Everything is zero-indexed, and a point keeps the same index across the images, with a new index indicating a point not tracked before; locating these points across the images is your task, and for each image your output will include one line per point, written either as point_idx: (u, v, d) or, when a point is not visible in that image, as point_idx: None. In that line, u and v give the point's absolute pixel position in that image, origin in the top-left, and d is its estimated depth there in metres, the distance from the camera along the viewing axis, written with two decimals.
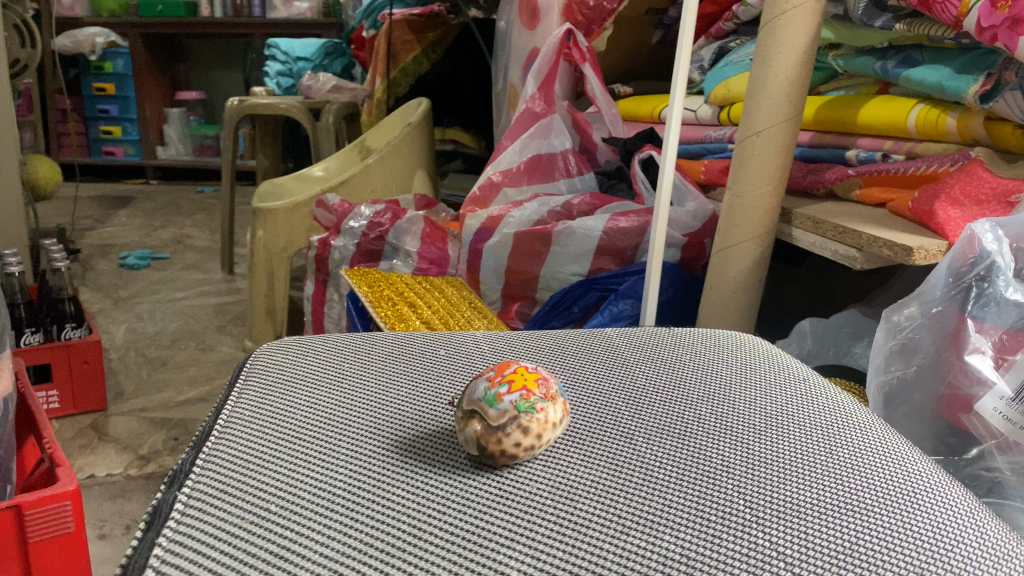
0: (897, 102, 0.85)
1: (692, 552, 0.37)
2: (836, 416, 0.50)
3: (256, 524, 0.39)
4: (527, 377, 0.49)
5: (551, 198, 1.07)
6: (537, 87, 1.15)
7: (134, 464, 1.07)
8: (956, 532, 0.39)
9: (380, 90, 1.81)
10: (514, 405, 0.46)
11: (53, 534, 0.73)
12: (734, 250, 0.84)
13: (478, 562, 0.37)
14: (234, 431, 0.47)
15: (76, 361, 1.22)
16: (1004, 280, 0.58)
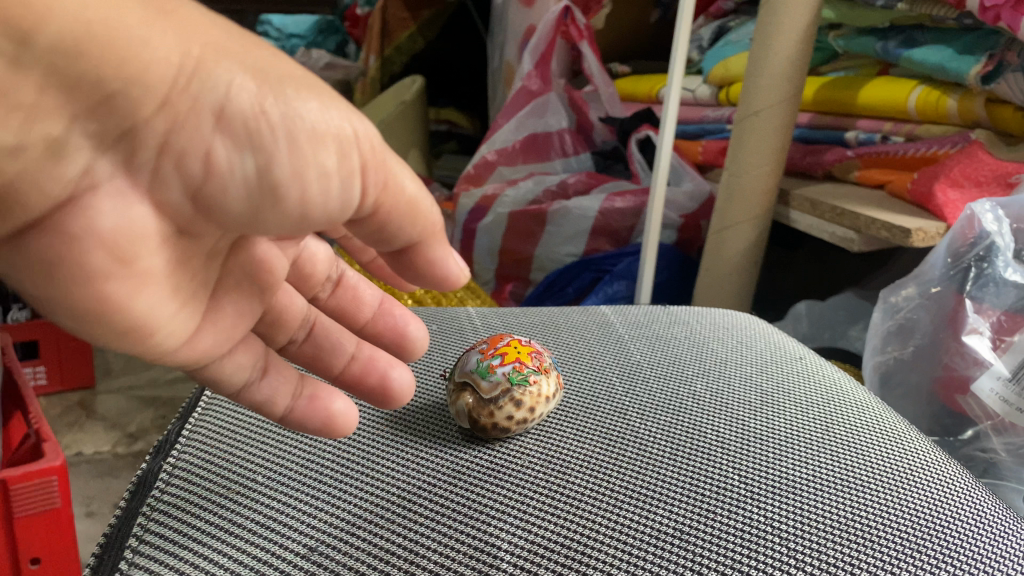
0: (898, 83, 0.84)
1: (685, 527, 0.37)
2: (833, 393, 0.50)
3: (241, 495, 0.38)
4: (521, 351, 0.48)
5: (546, 177, 1.06)
6: (533, 64, 1.12)
7: (123, 442, 1.04)
8: (954, 510, 0.39)
9: (372, 68, 1.80)
10: (510, 376, 0.46)
11: (38, 511, 0.63)
12: (731, 231, 0.84)
13: (468, 534, 0.36)
14: (220, 403, 0.47)
15: (63, 338, 1.15)
16: (1004, 261, 0.56)
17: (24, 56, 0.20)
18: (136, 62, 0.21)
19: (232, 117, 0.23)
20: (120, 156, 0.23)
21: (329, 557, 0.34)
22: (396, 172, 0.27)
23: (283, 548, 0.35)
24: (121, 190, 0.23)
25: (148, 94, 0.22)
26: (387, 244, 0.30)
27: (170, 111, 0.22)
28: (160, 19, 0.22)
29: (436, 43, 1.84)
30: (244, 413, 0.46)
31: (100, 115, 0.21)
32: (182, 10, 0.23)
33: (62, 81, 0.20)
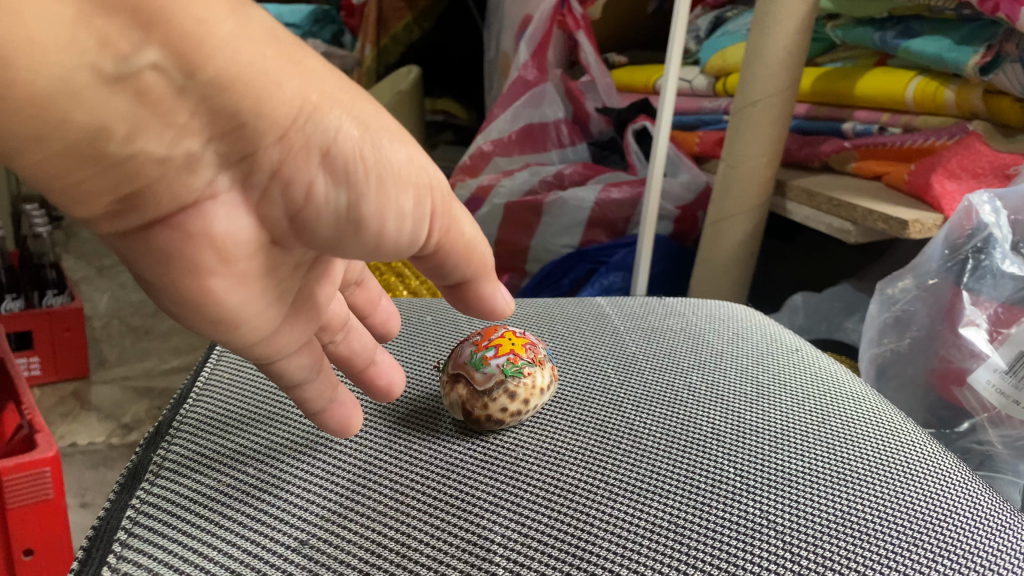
0: (896, 74, 0.83)
1: (680, 520, 0.37)
2: (829, 386, 0.50)
3: (232, 487, 0.38)
4: (515, 342, 0.48)
5: (542, 168, 1.06)
6: (530, 54, 1.12)
7: (117, 433, 1.04)
8: (951, 503, 0.38)
9: (368, 57, 1.81)
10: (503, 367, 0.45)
11: (30, 502, 0.62)
12: (729, 222, 0.84)
13: (461, 527, 0.36)
14: (212, 394, 0.47)
15: (57, 329, 1.14)
16: (1001, 252, 0.56)
17: (186, 85, 0.23)
18: (271, 104, 0.24)
19: (338, 154, 0.26)
20: (239, 174, 0.26)
21: (320, 550, 0.34)
22: (459, 220, 0.31)
23: (274, 541, 0.35)
24: (235, 203, 0.27)
25: (274, 130, 0.25)
26: (444, 277, 0.33)
27: (287, 143, 0.25)
28: (292, 67, 0.25)
29: (431, 32, 1.83)
30: (236, 405, 0.46)
31: (231, 141, 0.25)
32: (308, 60, 0.26)
33: (209, 111, 0.24)
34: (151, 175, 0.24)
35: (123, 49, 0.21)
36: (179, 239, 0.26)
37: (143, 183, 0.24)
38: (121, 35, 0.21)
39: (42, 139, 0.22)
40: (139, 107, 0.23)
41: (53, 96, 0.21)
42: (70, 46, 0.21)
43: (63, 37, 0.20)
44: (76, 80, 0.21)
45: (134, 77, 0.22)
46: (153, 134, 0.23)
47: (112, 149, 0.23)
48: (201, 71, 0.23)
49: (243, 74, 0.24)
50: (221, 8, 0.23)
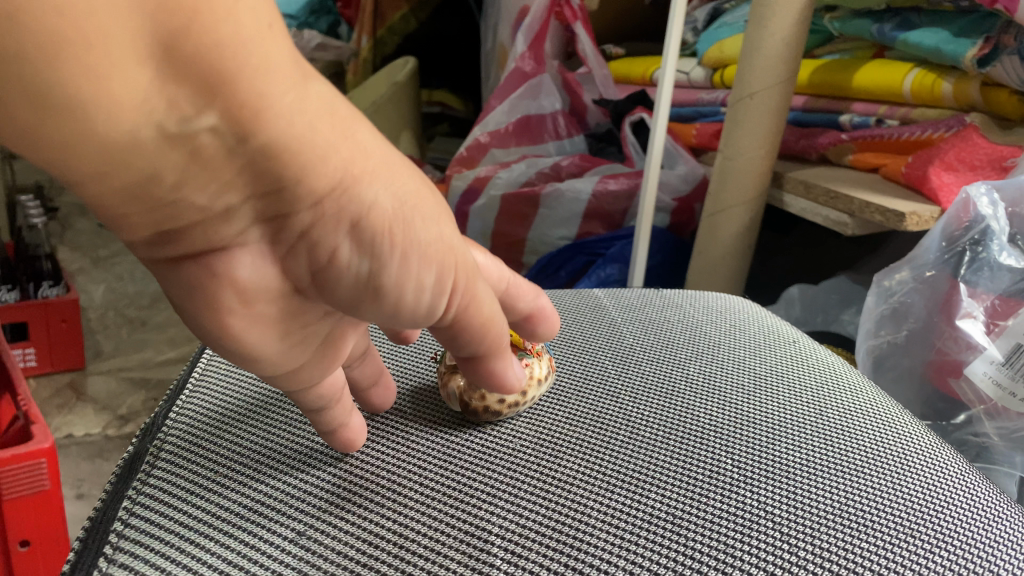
0: (894, 66, 0.83)
1: (678, 511, 0.37)
2: (826, 377, 0.50)
3: (228, 478, 0.38)
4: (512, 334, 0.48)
5: (539, 159, 1.06)
6: (527, 45, 1.11)
7: (114, 424, 1.03)
8: (948, 494, 0.38)
9: (364, 49, 1.79)
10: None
11: (26, 493, 0.62)
12: (724, 215, 0.84)
13: (459, 519, 0.36)
14: (208, 385, 0.47)
15: (54, 320, 1.14)
16: (998, 244, 0.56)
17: (237, 149, 0.24)
18: (313, 173, 0.26)
19: (367, 228, 0.28)
20: (270, 229, 0.28)
21: (317, 541, 0.34)
22: (478, 297, 0.34)
23: (270, 532, 0.34)
24: (263, 253, 0.29)
25: (313, 190, 0.26)
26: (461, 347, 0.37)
27: (320, 208, 0.27)
28: (341, 139, 0.27)
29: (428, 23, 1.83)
30: (233, 396, 0.46)
31: (268, 200, 0.26)
32: (357, 132, 0.27)
33: (254, 171, 0.25)
34: (191, 216, 0.26)
35: (186, 111, 0.23)
36: (205, 274, 0.29)
37: (182, 223, 0.26)
38: (187, 101, 0.23)
39: (103, 176, 0.24)
40: (191, 162, 0.24)
41: (121, 150, 0.23)
42: (140, 105, 0.22)
43: (136, 98, 0.22)
44: (141, 136, 0.23)
45: (190, 136, 0.23)
46: (199, 184, 0.25)
47: (162, 191, 0.25)
48: (252, 138, 0.24)
49: (291, 144, 0.25)
50: (283, 83, 0.25)
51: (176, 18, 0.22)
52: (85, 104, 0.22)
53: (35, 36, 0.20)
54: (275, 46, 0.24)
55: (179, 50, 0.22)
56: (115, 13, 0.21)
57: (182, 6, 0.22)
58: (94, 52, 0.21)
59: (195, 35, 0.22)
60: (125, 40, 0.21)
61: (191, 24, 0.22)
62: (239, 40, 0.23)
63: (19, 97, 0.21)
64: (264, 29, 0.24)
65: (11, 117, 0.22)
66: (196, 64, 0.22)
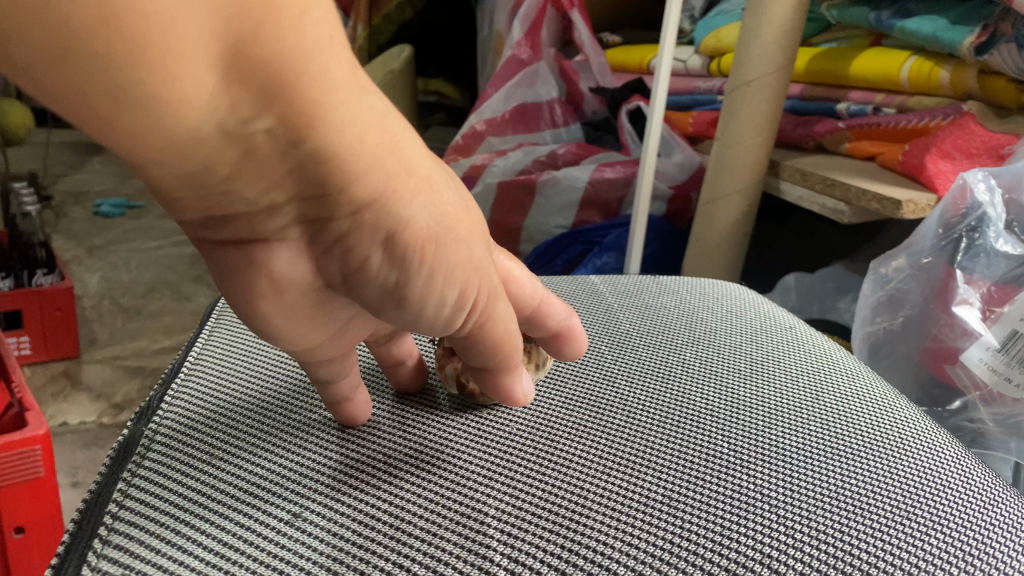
0: (891, 54, 0.83)
1: (674, 493, 0.37)
2: (822, 363, 0.50)
3: (224, 460, 0.38)
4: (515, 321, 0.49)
5: (536, 148, 1.06)
6: (524, 33, 1.11)
7: (109, 412, 1.03)
8: (944, 478, 0.39)
9: (359, 36, 1.74)
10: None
11: (19, 480, 0.62)
12: (721, 202, 0.84)
13: (455, 501, 0.36)
14: (204, 368, 0.47)
15: (48, 308, 1.13)
16: (994, 231, 0.56)
17: (288, 152, 0.25)
18: (358, 182, 0.26)
19: (402, 241, 0.29)
20: (309, 230, 0.28)
21: (313, 522, 0.34)
22: (497, 314, 0.35)
23: (266, 513, 0.34)
24: (299, 250, 0.29)
25: (355, 196, 0.27)
26: (477, 356, 0.38)
27: (360, 217, 0.27)
28: (389, 151, 0.27)
29: (423, 11, 1.81)
30: (228, 379, 0.46)
31: (311, 203, 0.27)
32: (403, 144, 0.28)
33: (301, 173, 0.25)
34: (238, 207, 0.26)
35: (245, 113, 0.23)
36: (245, 261, 0.29)
37: (230, 212, 0.27)
38: (246, 104, 0.23)
39: (160, 163, 0.24)
40: (243, 158, 0.24)
41: (181, 142, 0.23)
42: (206, 106, 0.22)
43: (203, 100, 0.22)
44: (202, 133, 0.23)
45: (247, 134, 0.24)
46: (249, 179, 0.25)
47: (212, 182, 0.25)
48: (304, 143, 0.24)
49: (340, 153, 0.25)
50: (342, 90, 0.25)
51: (246, 24, 0.22)
52: (157, 101, 0.22)
53: (122, 41, 0.20)
54: (334, 56, 0.24)
55: (246, 56, 0.22)
56: (192, 18, 0.21)
57: (254, 13, 0.22)
58: (174, 56, 0.21)
59: (262, 43, 0.22)
60: (200, 46, 0.21)
61: (260, 31, 0.22)
62: (301, 50, 0.23)
63: (104, 92, 0.21)
64: (327, 41, 0.24)
65: (86, 106, 0.21)
66: (261, 72, 0.22)
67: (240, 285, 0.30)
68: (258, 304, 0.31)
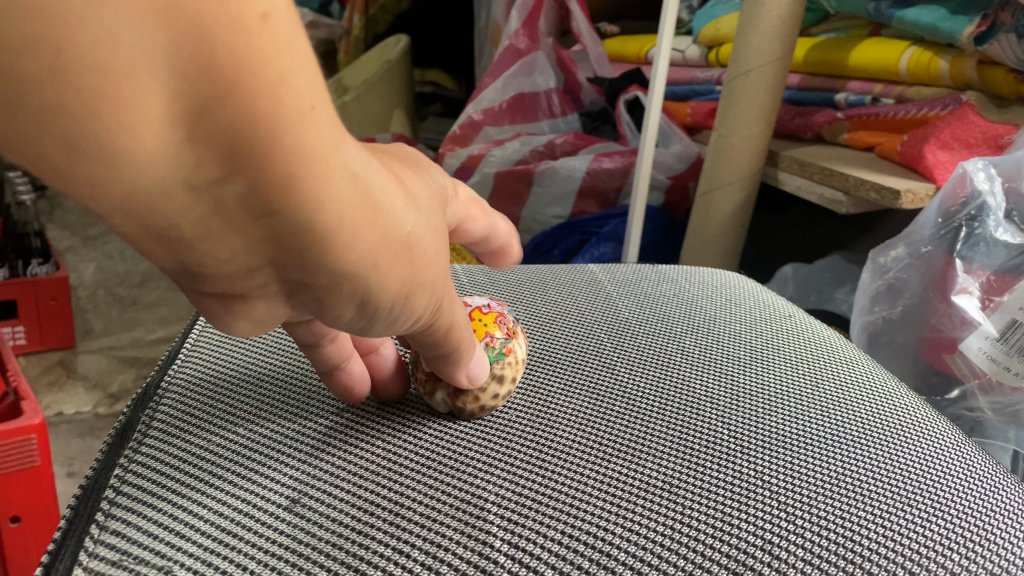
0: (890, 44, 0.83)
1: (675, 480, 0.37)
2: (822, 350, 0.50)
3: (222, 446, 0.38)
4: (485, 323, 0.44)
5: (534, 138, 1.05)
6: (521, 23, 1.11)
7: (105, 402, 1.03)
8: (944, 465, 0.39)
9: (358, 27, 1.79)
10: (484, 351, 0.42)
11: (16, 469, 0.62)
12: (719, 192, 0.83)
13: (455, 487, 0.36)
14: (201, 354, 0.47)
15: (43, 298, 1.13)
16: (994, 220, 0.56)
17: (260, 219, 0.22)
18: (335, 248, 0.24)
19: (376, 302, 0.28)
20: (288, 289, 0.26)
21: (312, 508, 0.34)
22: (452, 309, 0.34)
23: (265, 499, 0.34)
24: (277, 302, 0.27)
25: (335, 261, 0.25)
26: (431, 348, 0.37)
27: (337, 286, 0.26)
28: (371, 228, 0.25)
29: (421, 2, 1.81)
30: (225, 365, 0.46)
31: (287, 269, 0.25)
32: (386, 211, 0.26)
33: (276, 242, 0.23)
34: (213, 268, 0.23)
35: (215, 175, 0.21)
36: (225, 310, 0.27)
37: (205, 271, 0.24)
38: (215, 165, 0.20)
39: (127, 220, 0.21)
40: (216, 217, 0.22)
41: (147, 201, 0.20)
42: (169, 164, 0.20)
43: (166, 157, 0.20)
44: (169, 191, 0.20)
45: (216, 194, 0.21)
46: (221, 242, 0.22)
47: (177, 243, 0.22)
48: (280, 213, 0.22)
49: (317, 224, 0.23)
50: (320, 154, 0.22)
51: (217, 86, 0.19)
52: (115, 156, 0.19)
53: (77, 91, 0.18)
54: (314, 127, 0.22)
55: (213, 119, 0.20)
56: (158, 82, 0.18)
57: (225, 75, 0.19)
58: (134, 112, 0.19)
59: (232, 106, 0.20)
60: (163, 107, 0.19)
61: (231, 94, 0.19)
62: (277, 119, 0.21)
63: (56, 139, 0.18)
64: (306, 110, 0.21)
65: (38, 154, 0.19)
66: (234, 134, 0.20)
67: (215, 324, 0.28)
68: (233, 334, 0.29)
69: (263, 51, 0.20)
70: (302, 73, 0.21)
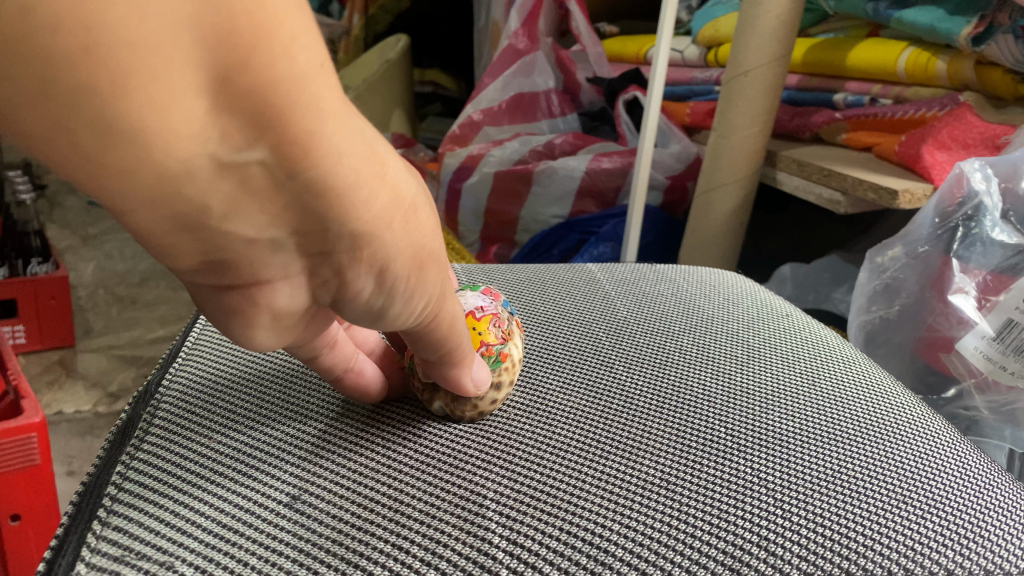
0: (888, 44, 0.83)
1: (672, 477, 0.37)
2: (819, 349, 0.50)
3: (224, 443, 0.38)
4: (481, 331, 0.44)
5: (533, 137, 1.06)
6: (520, 23, 1.11)
7: (104, 401, 1.03)
8: (939, 462, 0.39)
9: (356, 27, 1.79)
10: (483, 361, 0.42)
11: (16, 466, 0.62)
12: (720, 191, 0.83)
13: (454, 484, 0.36)
14: (202, 352, 0.47)
15: (42, 297, 1.13)
16: (991, 220, 0.56)
17: (285, 184, 0.22)
18: (355, 207, 0.24)
19: (393, 273, 0.28)
20: (314, 263, 0.26)
21: (311, 505, 0.34)
22: (450, 305, 0.34)
23: (265, 496, 0.34)
24: (301, 285, 0.27)
25: (354, 221, 0.24)
26: (429, 349, 0.37)
27: (357, 253, 0.26)
28: (381, 183, 0.25)
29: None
30: (226, 362, 0.46)
31: (311, 238, 0.24)
32: (394, 174, 0.26)
33: (300, 209, 0.23)
34: (234, 250, 0.23)
35: (240, 145, 0.21)
36: (246, 304, 0.26)
37: (228, 255, 0.23)
38: (238, 135, 0.20)
39: (151, 207, 0.21)
40: (239, 194, 0.22)
41: (175, 178, 0.20)
42: (195, 138, 0.20)
43: (192, 130, 0.20)
44: (194, 167, 0.20)
45: (240, 167, 0.21)
46: (246, 218, 0.22)
47: (204, 225, 0.22)
48: (304, 173, 0.22)
49: (339, 186, 0.23)
50: (335, 112, 0.22)
51: (236, 51, 0.19)
52: (142, 135, 0.19)
53: (107, 67, 0.18)
54: (326, 82, 0.22)
55: (236, 85, 0.20)
56: (178, 52, 0.19)
57: (243, 40, 0.19)
58: (160, 84, 0.19)
59: (254, 69, 0.20)
60: (187, 75, 0.19)
61: (250, 59, 0.20)
62: (294, 81, 0.21)
63: (87, 123, 0.18)
64: (318, 67, 0.21)
65: (68, 144, 0.19)
66: (255, 99, 0.20)
67: (236, 321, 0.27)
68: (256, 334, 0.28)
69: (275, 8, 0.20)
70: (308, 28, 0.21)
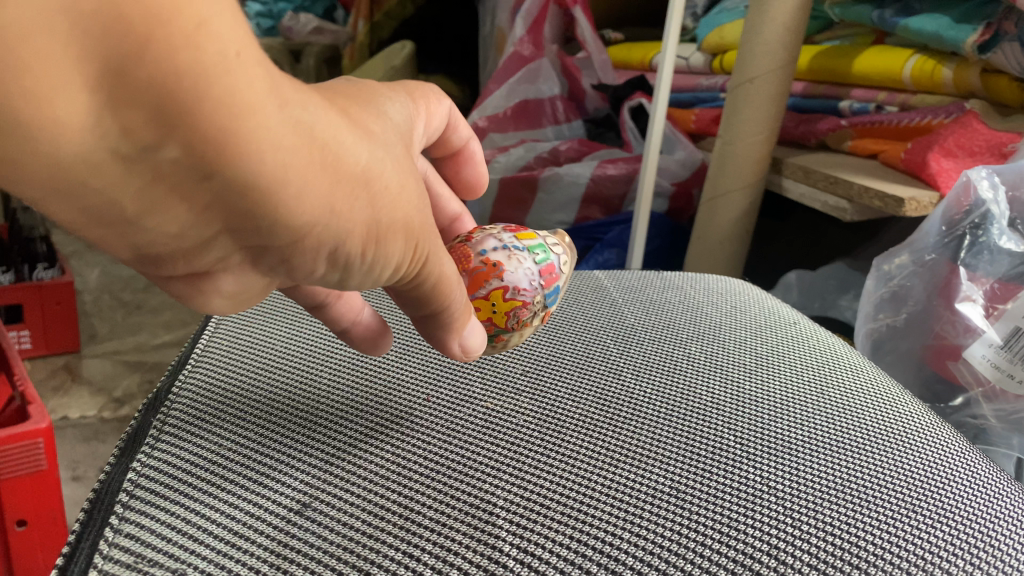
0: (894, 52, 0.83)
1: (682, 485, 0.37)
2: (826, 357, 0.50)
3: (232, 450, 0.38)
4: (498, 311, 0.43)
5: (537, 144, 1.06)
6: (526, 29, 1.12)
7: (109, 406, 1.03)
8: (947, 471, 0.39)
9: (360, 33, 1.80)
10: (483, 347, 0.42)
11: (21, 473, 0.62)
12: (726, 198, 0.84)
13: (464, 492, 0.36)
14: (211, 358, 0.47)
15: (48, 302, 1.13)
16: (998, 229, 0.56)
17: (202, 181, 0.21)
18: (287, 199, 0.23)
19: (346, 250, 0.27)
20: (249, 255, 0.26)
21: (323, 513, 0.34)
22: (440, 255, 0.32)
23: (276, 503, 0.34)
24: (244, 273, 0.28)
25: (291, 215, 0.24)
26: (415, 307, 0.36)
27: (300, 243, 0.25)
28: (321, 170, 0.24)
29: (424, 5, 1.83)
30: (233, 369, 0.46)
31: (244, 234, 0.24)
32: (337, 147, 0.24)
33: (224, 202, 0.23)
34: (162, 242, 0.24)
35: (145, 139, 0.20)
36: (194, 290, 0.28)
37: (157, 250, 0.24)
38: (144, 128, 0.20)
39: (57, 197, 0.20)
40: (152, 185, 0.21)
41: (76, 169, 0.20)
42: (90, 132, 0.19)
43: (82, 122, 0.19)
44: (94, 159, 0.20)
45: (150, 161, 0.21)
46: (166, 214, 0.22)
47: (121, 220, 0.22)
48: (219, 173, 0.21)
49: (263, 181, 0.22)
50: (261, 102, 0.21)
51: (129, 40, 0.18)
52: (29, 127, 0.18)
53: None
54: (244, 74, 0.20)
55: (130, 75, 0.19)
56: (56, 40, 0.18)
57: (135, 27, 0.18)
58: (36, 76, 0.18)
59: (149, 61, 0.19)
60: (68, 66, 0.18)
61: (147, 46, 0.18)
62: (201, 71, 0.19)
63: None
64: (234, 57, 0.20)
65: None
66: (155, 89, 0.19)
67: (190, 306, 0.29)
68: (214, 310, 0.30)
69: None
70: (224, 12, 0.20)
